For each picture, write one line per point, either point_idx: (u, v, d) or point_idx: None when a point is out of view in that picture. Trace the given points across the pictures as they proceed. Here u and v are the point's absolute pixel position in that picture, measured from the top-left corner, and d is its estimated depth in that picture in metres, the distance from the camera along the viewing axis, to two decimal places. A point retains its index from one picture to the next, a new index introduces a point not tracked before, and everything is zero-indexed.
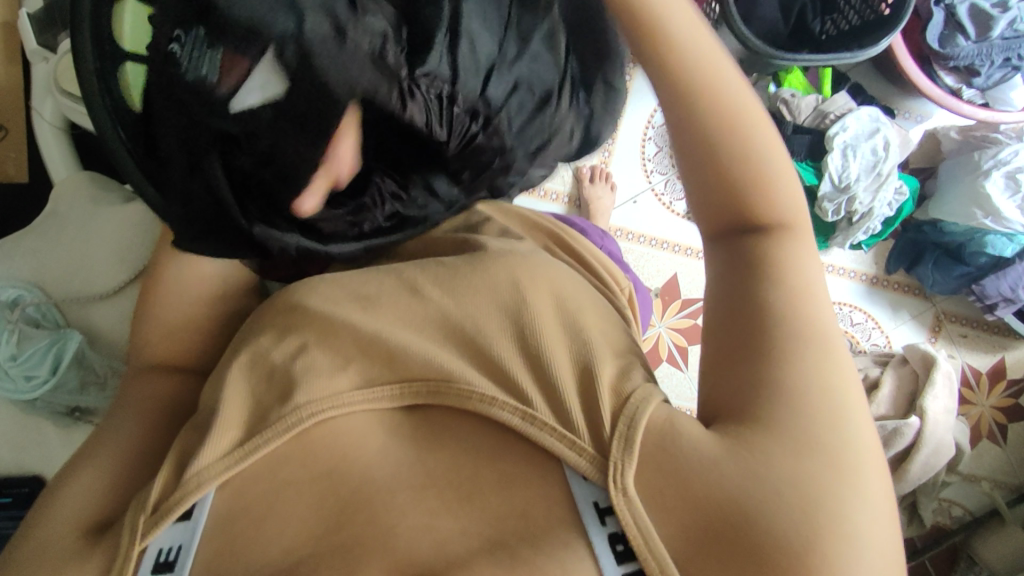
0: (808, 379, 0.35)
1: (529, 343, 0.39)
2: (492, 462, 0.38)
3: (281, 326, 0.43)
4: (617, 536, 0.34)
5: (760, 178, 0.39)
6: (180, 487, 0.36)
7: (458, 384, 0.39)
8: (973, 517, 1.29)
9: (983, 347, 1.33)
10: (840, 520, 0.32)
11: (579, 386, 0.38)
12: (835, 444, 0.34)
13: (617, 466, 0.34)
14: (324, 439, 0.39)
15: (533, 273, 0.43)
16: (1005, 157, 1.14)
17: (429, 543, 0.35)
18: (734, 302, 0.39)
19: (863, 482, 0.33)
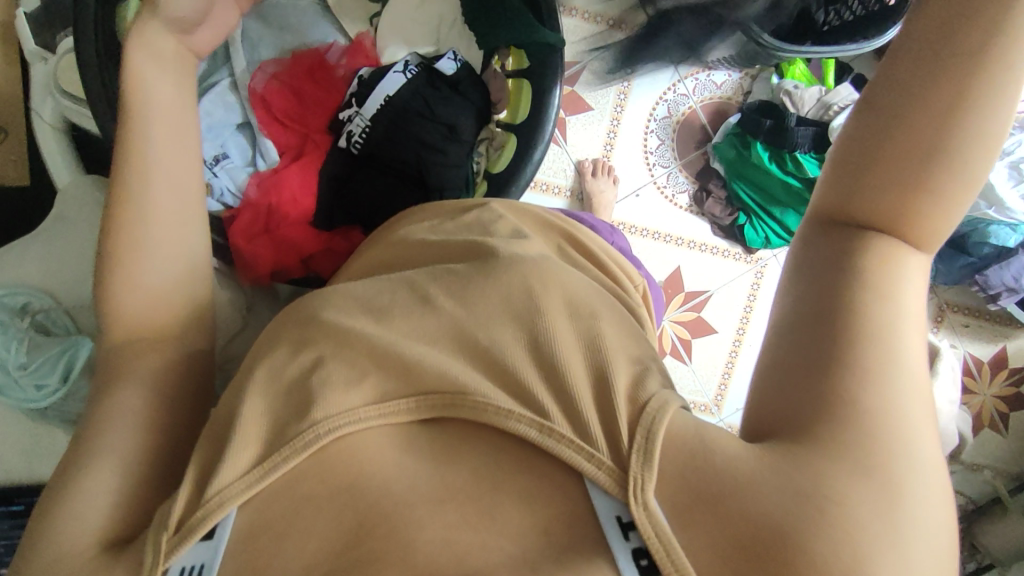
0: (875, 398, 0.33)
1: (545, 356, 0.39)
2: (514, 477, 0.37)
3: (296, 341, 0.43)
4: (641, 550, 0.33)
5: (935, 170, 0.33)
6: (203, 505, 0.36)
7: (475, 397, 0.38)
8: (975, 504, 1.30)
9: (985, 336, 1.33)
10: (886, 542, 0.31)
11: (597, 396, 0.37)
12: (894, 465, 0.32)
13: (636, 480, 0.33)
14: (340, 456, 0.38)
15: (545, 279, 0.44)
16: (1009, 146, 1.13)
17: (449, 557, 0.34)
18: (825, 284, 0.35)
19: (916, 507, 0.31)
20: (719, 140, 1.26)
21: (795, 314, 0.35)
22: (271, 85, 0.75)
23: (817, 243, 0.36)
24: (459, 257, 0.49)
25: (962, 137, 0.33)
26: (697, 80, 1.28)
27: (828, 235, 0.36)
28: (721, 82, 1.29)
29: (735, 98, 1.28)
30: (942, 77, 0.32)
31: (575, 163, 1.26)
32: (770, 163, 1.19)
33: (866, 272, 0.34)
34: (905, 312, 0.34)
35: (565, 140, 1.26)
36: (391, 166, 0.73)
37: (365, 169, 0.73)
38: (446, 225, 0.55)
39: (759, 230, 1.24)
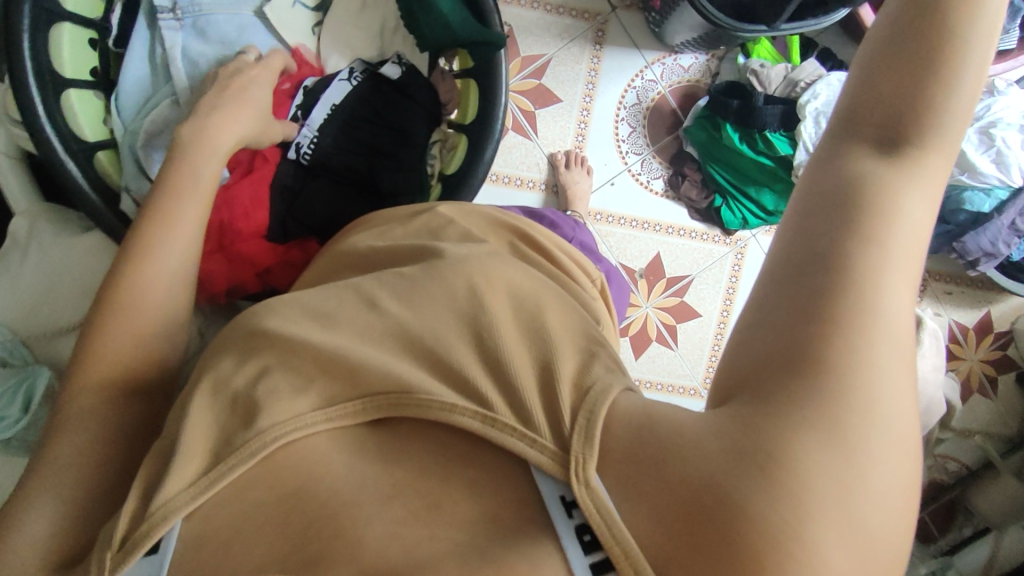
0: (846, 354, 0.30)
1: (488, 349, 0.39)
2: (464, 468, 0.36)
3: (242, 348, 0.43)
4: (585, 526, 0.33)
5: (940, 89, 0.32)
6: (147, 519, 0.36)
7: (418, 394, 0.37)
8: (969, 470, 1.30)
9: (969, 302, 1.34)
10: (840, 506, 0.29)
11: (540, 384, 0.37)
12: (851, 420, 0.29)
13: (577, 459, 0.33)
14: (289, 460, 0.38)
15: (488, 275, 0.43)
16: (979, 112, 1.15)
17: (396, 552, 0.33)
18: (816, 228, 0.33)
19: (873, 469, 0.29)
20: (690, 124, 1.25)
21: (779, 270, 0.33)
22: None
23: (817, 180, 0.34)
24: (405, 259, 0.50)
25: (947, 86, 0.32)
26: (665, 65, 1.27)
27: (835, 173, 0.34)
28: (688, 66, 1.29)
29: (702, 80, 1.29)
30: (915, 53, 0.33)
31: (547, 156, 1.25)
32: (741, 144, 1.19)
33: (866, 206, 0.32)
34: (889, 265, 0.31)
35: (536, 133, 1.25)
36: (351, 177, 0.76)
37: (323, 180, 0.75)
38: (393, 232, 0.55)
39: (737, 211, 1.24)
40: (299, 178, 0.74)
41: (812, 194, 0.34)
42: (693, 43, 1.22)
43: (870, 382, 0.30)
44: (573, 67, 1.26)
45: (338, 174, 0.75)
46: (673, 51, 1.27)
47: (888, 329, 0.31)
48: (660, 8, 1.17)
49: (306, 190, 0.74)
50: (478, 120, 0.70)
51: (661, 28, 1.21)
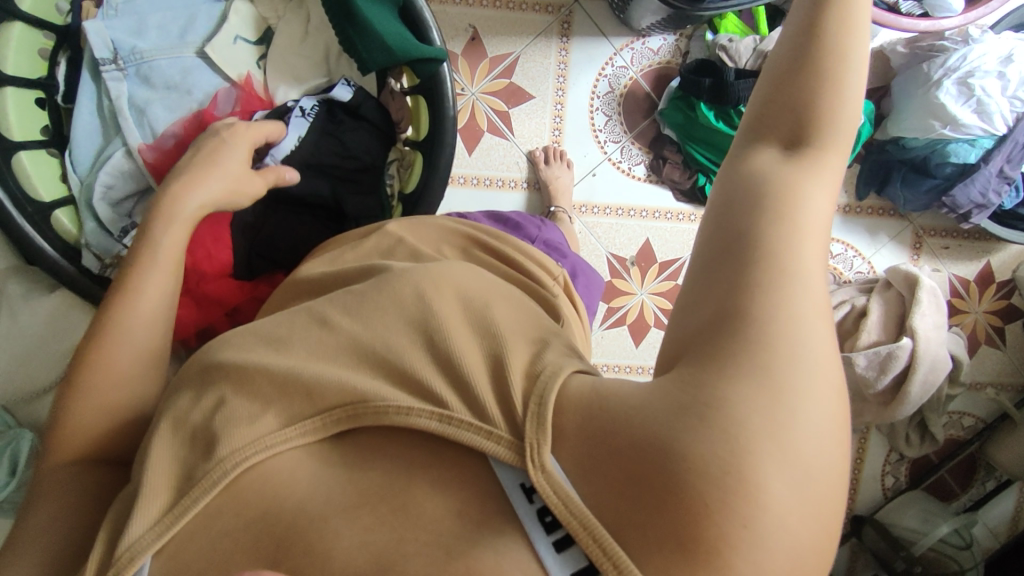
0: (773, 308, 0.31)
1: (440, 350, 0.38)
2: (424, 470, 0.36)
3: (198, 382, 0.43)
4: (545, 507, 0.33)
5: (833, 96, 0.35)
6: (115, 562, 0.37)
7: (373, 403, 0.38)
8: (985, 424, 1.29)
9: (967, 255, 1.32)
10: (781, 447, 0.29)
11: (492, 377, 0.36)
12: (783, 363, 0.30)
13: (533, 445, 0.33)
14: (254, 484, 0.38)
15: (435, 280, 0.42)
16: (954, 63, 1.11)
17: (366, 559, 0.34)
18: (736, 215, 0.34)
19: (807, 410, 0.30)
20: (665, 106, 1.24)
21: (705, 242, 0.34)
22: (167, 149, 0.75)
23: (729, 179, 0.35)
24: (357, 279, 0.49)
25: (839, 88, 0.35)
26: (634, 50, 1.26)
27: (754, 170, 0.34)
28: (658, 47, 1.27)
29: (674, 61, 1.27)
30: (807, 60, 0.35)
31: (526, 154, 1.24)
32: (716, 122, 1.15)
33: (776, 192, 0.33)
34: (805, 230, 0.33)
35: (511, 132, 1.25)
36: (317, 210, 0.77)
37: (288, 217, 0.75)
38: (345, 255, 0.55)
39: None
40: (260, 217, 0.74)
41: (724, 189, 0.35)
42: (659, 25, 1.21)
43: (799, 328, 0.31)
44: (544, 62, 1.25)
45: (305, 208, 0.76)
46: (641, 35, 1.26)
47: (805, 284, 0.32)
48: None
49: (271, 229, 0.74)
50: (431, 139, 0.71)
51: (625, 13, 1.19)
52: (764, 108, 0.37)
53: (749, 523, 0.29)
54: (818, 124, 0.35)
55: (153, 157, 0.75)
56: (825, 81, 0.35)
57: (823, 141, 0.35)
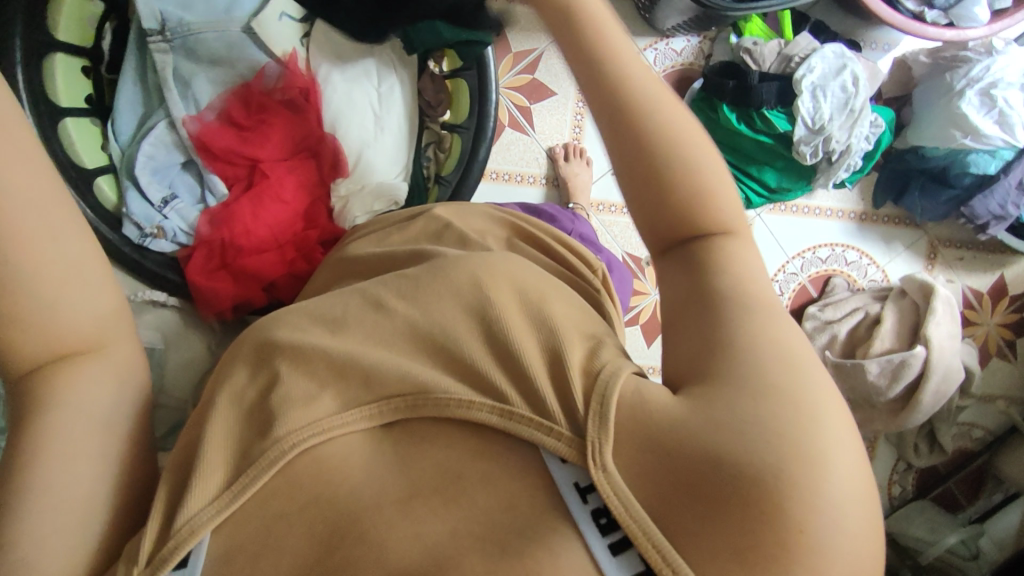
0: (759, 335, 0.34)
1: (500, 342, 0.38)
2: (474, 461, 0.36)
3: (253, 359, 0.43)
4: (601, 510, 0.33)
5: (690, 175, 0.39)
6: (173, 535, 0.35)
7: (435, 393, 0.38)
8: (993, 436, 1.29)
9: (981, 266, 1.32)
10: (812, 450, 0.30)
11: (552, 372, 0.36)
12: (793, 380, 0.32)
13: (595, 445, 0.33)
14: (309, 468, 0.38)
15: (492, 270, 0.43)
16: (977, 73, 1.12)
17: (420, 552, 0.34)
18: (693, 278, 0.38)
19: (828, 419, 0.32)
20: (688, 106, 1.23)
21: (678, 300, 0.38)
22: (212, 121, 0.70)
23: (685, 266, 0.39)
24: (407, 263, 0.50)
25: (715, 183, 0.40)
26: (657, 50, 1.26)
27: (686, 257, 0.39)
28: (681, 49, 1.27)
29: (696, 63, 1.27)
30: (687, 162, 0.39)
31: (545, 151, 1.24)
32: (738, 124, 1.16)
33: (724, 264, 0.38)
34: (755, 276, 0.38)
35: (532, 128, 1.25)
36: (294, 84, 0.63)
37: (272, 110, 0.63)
38: (393, 238, 0.56)
39: (743, 191, 1.20)
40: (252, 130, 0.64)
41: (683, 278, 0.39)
42: (685, 26, 1.21)
43: (792, 354, 0.34)
44: None
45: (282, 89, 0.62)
46: (665, 35, 1.26)
47: (780, 321, 0.36)
48: None
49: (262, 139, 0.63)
50: (473, 118, 0.71)
51: (650, 14, 1.19)
52: (639, 211, 0.40)
53: (806, 527, 0.29)
54: (689, 202, 0.39)
55: (198, 129, 0.70)
56: (672, 170, 0.39)
57: (704, 209, 0.39)
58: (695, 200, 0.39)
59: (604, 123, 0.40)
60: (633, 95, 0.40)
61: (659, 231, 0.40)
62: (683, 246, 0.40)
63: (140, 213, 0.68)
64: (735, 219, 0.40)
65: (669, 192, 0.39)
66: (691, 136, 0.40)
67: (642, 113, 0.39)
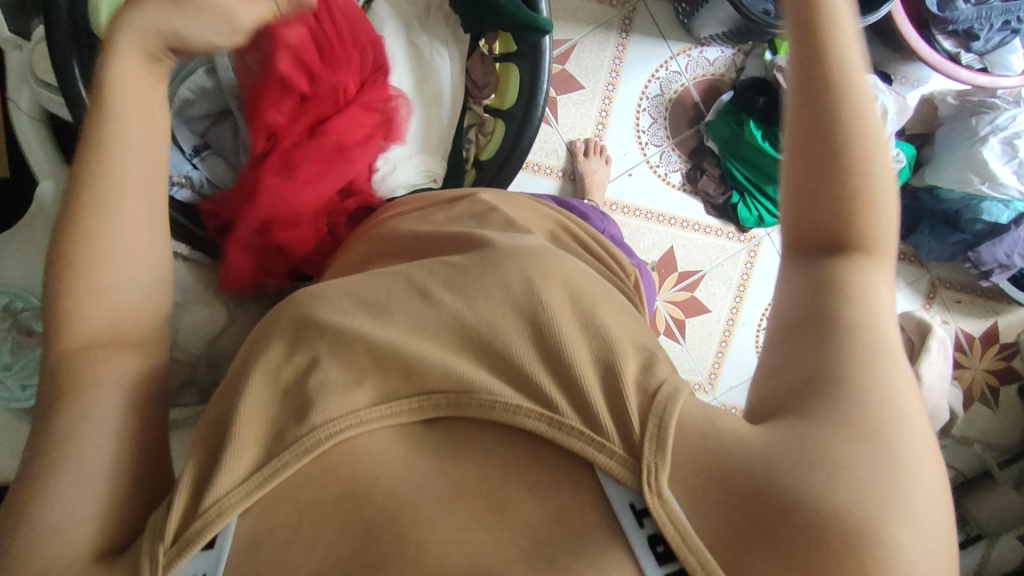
0: (867, 367, 0.34)
1: (550, 346, 0.38)
2: (517, 473, 0.36)
3: (291, 336, 0.42)
4: (657, 537, 0.32)
5: (864, 184, 0.37)
6: (200, 516, 0.35)
7: (480, 394, 0.37)
8: (964, 477, 1.28)
9: (977, 312, 1.31)
10: (900, 499, 0.30)
11: (606, 387, 0.36)
12: (892, 427, 0.32)
13: (650, 467, 0.32)
14: (343, 457, 0.37)
15: (546, 271, 0.42)
16: (1003, 122, 1.10)
17: (462, 557, 0.33)
18: (809, 295, 0.37)
19: (921, 470, 0.31)
20: (713, 118, 1.21)
21: (786, 316, 0.38)
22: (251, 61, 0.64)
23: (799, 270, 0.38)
24: (454, 246, 0.50)
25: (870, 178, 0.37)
26: (690, 57, 1.23)
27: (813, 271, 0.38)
28: (714, 59, 1.24)
29: (727, 75, 1.24)
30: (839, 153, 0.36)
31: (566, 143, 1.20)
32: (762, 142, 1.14)
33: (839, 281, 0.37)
34: (876, 297, 0.37)
35: (556, 119, 1.20)
36: None
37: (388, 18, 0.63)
38: (443, 221, 0.55)
39: (754, 209, 1.20)
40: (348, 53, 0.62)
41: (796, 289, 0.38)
42: (721, 36, 1.18)
43: (893, 401, 0.33)
44: (598, 54, 1.21)
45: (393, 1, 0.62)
46: (700, 43, 1.23)
47: (888, 348, 0.35)
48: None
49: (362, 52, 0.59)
50: (522, 106, 0.69)
51: (689, 20, 1.16)
52: (797, 209, 0.38)
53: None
54: (849, 210, 0.37)
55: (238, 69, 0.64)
56: (843, 175, 0.36)
57: (868, 229, 0.37)
58: (854, 210, 0.37)
59: (802, 109, 0.37)
60: (827, 70, 0.37)
61: (805, 234, 0.38)
62: (825, 254, 0.38)
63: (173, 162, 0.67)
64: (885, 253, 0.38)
65: (832, 200, 0.37)
66: (864, 118, 0.37)
67: (841, 110, 0.36)
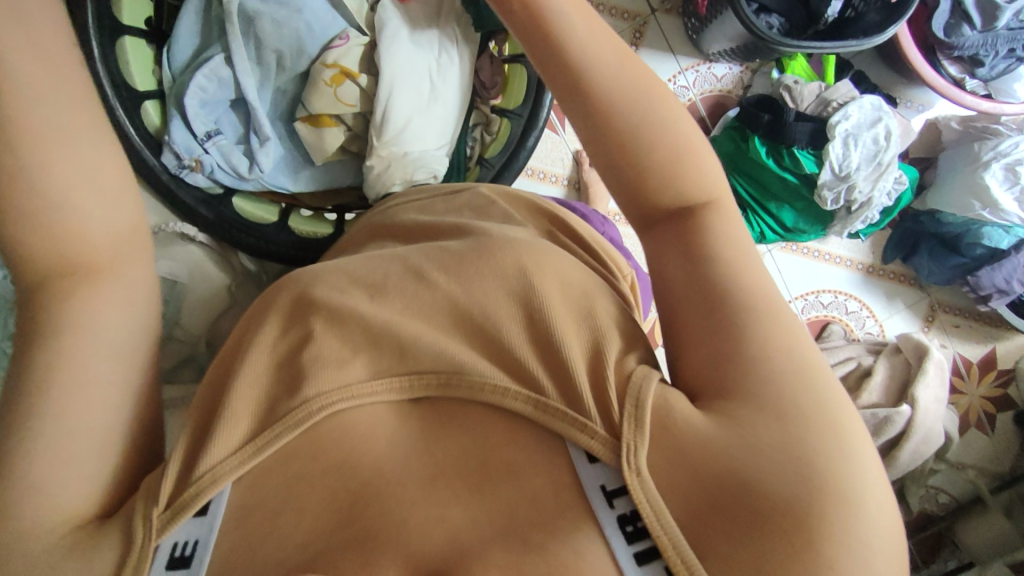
0: (778, 350, 0.35)
1: (540, 330, 0.39)
2: (499, 448, 0.38)
3: (288, 311, 0.43)
4: (626, 517, 0.34)
5: (664, 141, 0.38)
6: (194, 482, 0.36)
7: (470, 376, 0.39)
8: (957, 503, 1.27)
9: (975, 337, 1.30)
10: (839, 482, 0.32)
11: (593, 372, 0.37)
12: (822, 409, 0.34)
13: (630, 447, 0.34)
14: (334, 432, 0.39)
15: (539, 261, 0.42)
16: (1005, 148, 1.11)
17: (440, 534, 0.35)
18: (695, 272, 0.38)
19: (854, 449, 0.33)
20: (719, 133, 1.19)
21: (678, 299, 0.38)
22: None
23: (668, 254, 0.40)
24: (449, 234, 0.51)
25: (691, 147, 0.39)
26: (698, 73, 1.20)
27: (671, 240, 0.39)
28: (722, 75, 1.22)
29: (734, 92, 1.22)
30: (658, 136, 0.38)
31: (573, 152, 1.21)
32: (766, 158, 1.13)
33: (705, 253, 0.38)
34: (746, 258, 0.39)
35: (563, 127, 1.21)
36: None
37: None
38: (437, 212, 0.58)
39: (758, 227, 1.18)
40: None
41: (670, 269, 0.39)
42: (730, 53, 1.15)
43: (813, 379, 0.35)
44: None
45: None
46: (708, 59, 1.20)
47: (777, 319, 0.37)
48: (702, 14, 1.10)
49: None
50: (528, 107, 0.71)
51: (699, 35, 1.14)
52: (644, 195, 0.39)
53: (833, 563, 0.31)
54: (660, 174, 0.38)
55: None
56: (643, 143, 0.38)
57: (688, 178, 0.39)
58: (671, 168, 0.38)
59: (568, 97, 0.38)
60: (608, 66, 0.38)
61: (635, 203, 0.40)
62: (682, 220, 0.39)
63: (182, 144, 0.68)
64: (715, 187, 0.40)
65: (643, 170, 0.38)
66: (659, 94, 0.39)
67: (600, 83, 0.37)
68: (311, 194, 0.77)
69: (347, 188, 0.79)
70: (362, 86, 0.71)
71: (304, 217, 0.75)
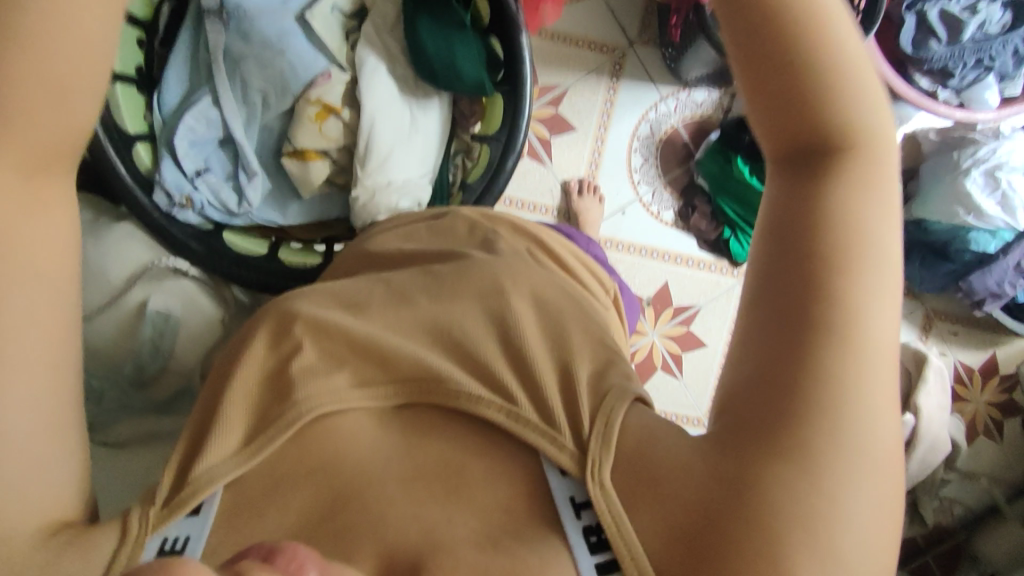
0: (848, 363, 0.31)
1: (514, 346, 0.43)
2: (478, 458, 0.41)
3: (275, 327, 0.46)
4: (592, 528, 0.37)
5: (804, 17, 0.29)
6: (190, 482, 0.39)
7: (448, 385, 0.42)
8: (973, 514, 1.23)
9: (974, 343, 1.29)
10: (841, 517, 0.31)
11: (565, 388, 0.40)
12: (856, 426, 0.31)
13: (596, 460, 0.37)
14: (317, 436, 0.43)
15: (514, 279, 0.48)
16: (983, 155, 1.13)
17: (416, 529, 0.39)
18: (803, 216, 0.31)
19: (875, 471, 0.31)
20: (701, 157, 1.18)
21: (766, 251, 0.33)
22: None
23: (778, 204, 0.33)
24: (438, 260, 0.54)
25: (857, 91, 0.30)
26: (678, 99, 1.21)
27: (801, 180, 0.32)
28: (701, 101, 1.23)
29: (715, 116, 1.23)
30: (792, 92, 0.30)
31: (561, 183, 1.18)
32: (750, 176, 1.12)
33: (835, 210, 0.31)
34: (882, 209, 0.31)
35: (550, 160, 1.18)
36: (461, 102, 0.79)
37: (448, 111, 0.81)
38: (425, 238, 0.59)
39: (746, 242, 1.17)
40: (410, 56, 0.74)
41: (774, 219, 0.32)
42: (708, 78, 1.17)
43: (873, 397, 0.31)
44: (591, 98, 1.19)
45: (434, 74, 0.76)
46: (686, 86, 1.21)
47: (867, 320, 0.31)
48: (678, 42, 1.10)
49: None
50: (505, 131, 0.73)
51: (676, 63, 1.15)
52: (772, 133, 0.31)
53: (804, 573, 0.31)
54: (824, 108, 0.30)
55: None
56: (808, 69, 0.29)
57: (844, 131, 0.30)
58: (827, 126, 0.30)
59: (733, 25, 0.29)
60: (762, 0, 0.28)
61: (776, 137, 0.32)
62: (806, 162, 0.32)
63: (172, 181, 0.73)
64: (881, 126, 0.31)
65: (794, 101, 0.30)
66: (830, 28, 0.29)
67: None
68: (301, 226, 0.80)
69: (336, 220, 0.81)
70: (344, 120, 0.75)
71: (295, 249, 0.78)
